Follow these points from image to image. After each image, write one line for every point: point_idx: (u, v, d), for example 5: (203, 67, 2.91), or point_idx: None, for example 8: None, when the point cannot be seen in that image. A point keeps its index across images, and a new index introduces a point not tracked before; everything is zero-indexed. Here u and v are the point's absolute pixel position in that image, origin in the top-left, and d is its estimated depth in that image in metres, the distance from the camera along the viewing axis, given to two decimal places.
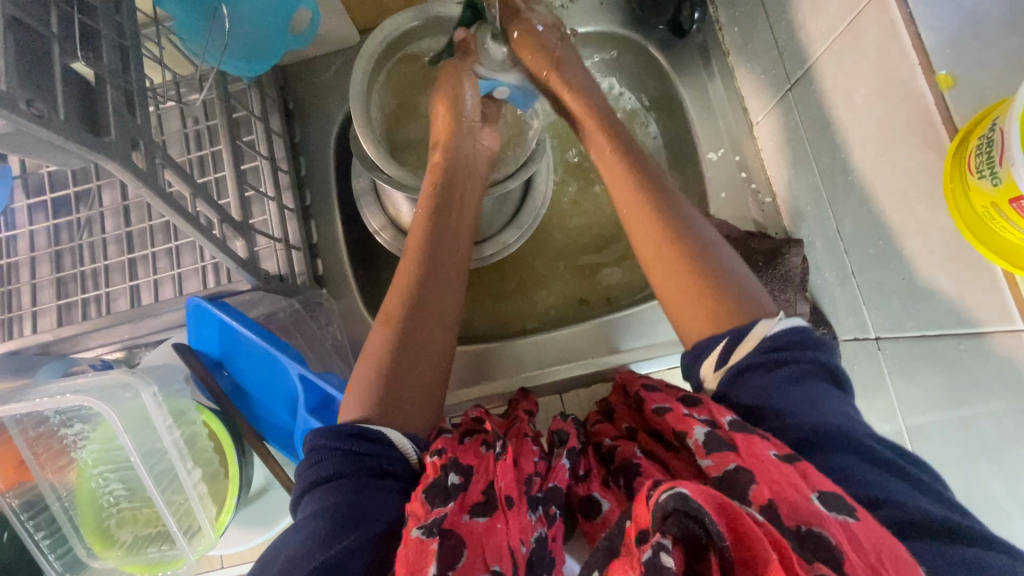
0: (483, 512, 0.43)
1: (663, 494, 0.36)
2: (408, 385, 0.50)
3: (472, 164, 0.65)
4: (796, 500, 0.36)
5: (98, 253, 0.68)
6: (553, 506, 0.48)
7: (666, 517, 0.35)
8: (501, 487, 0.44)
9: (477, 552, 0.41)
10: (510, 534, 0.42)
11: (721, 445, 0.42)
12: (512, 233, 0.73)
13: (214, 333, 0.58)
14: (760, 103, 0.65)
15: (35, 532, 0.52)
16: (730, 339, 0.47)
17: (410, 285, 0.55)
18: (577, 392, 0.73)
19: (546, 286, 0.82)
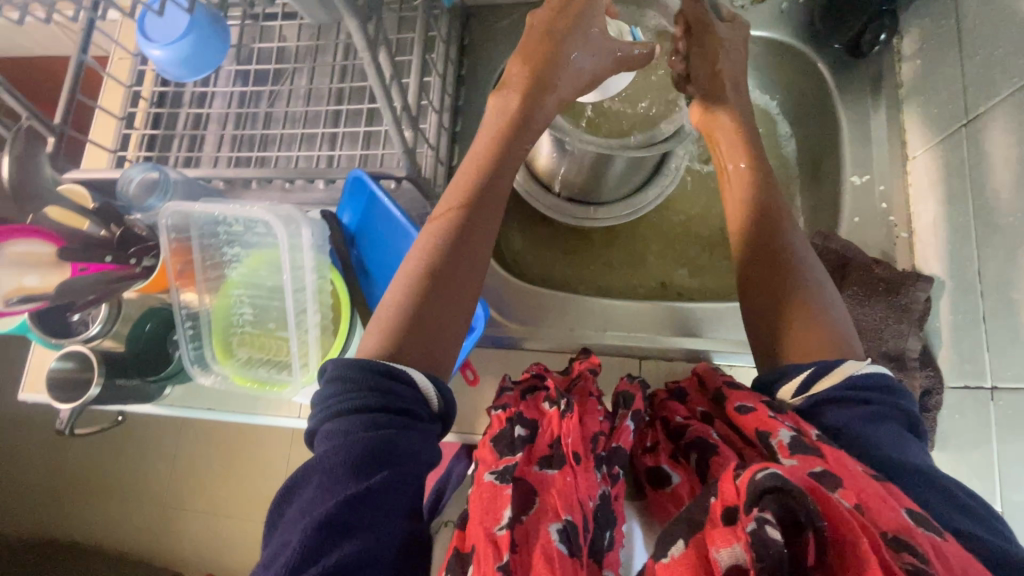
0: (552, 465, 0.51)
1: (759, 474, 0.37)
2: (436, 329, 0.49)
3: (538, 121, 0.61)
4: (886, 510, 0.37)
5: (272, 124, 0.78)
6: (616, 467, 0.54)
7: (763, 495, 0.36)
8: (569, 444, 0.53)
9: (548, 497, 0.47)
10: (579, 488, 0.49)
11: (804, 450, 0.43)
12: (624, 208, 0.77)
13: (360, 203, 0.64)
14: (923, 138, 0.64)
15: (184, 320, 0.62)
16: (814, 371, 0.48)
17: (445, 224, 0.53)
18: (656, 362, 0.70)
19: (643, 266, 0.84)
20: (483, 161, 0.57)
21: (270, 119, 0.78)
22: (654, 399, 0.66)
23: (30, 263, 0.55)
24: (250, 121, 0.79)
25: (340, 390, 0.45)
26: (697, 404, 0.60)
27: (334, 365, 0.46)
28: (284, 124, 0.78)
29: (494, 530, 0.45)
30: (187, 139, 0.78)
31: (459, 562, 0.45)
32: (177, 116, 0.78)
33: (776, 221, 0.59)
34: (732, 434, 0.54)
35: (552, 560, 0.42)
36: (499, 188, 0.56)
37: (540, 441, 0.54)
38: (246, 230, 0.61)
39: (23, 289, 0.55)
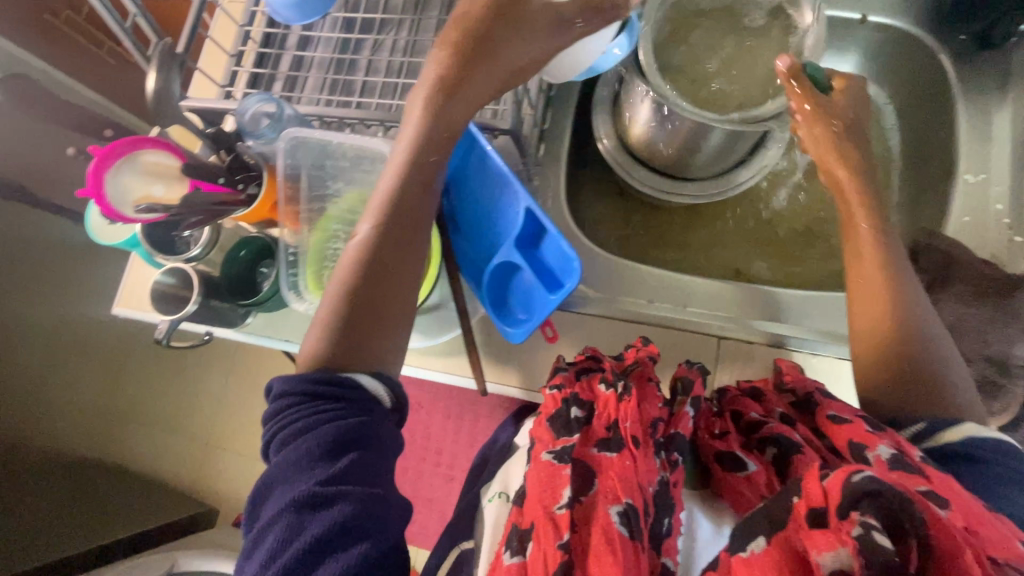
0: (609, 448, 0.52)
1: (857, 476, 0.36)
2: (373, 346, 0.51)
3: (473, 102, 0.57)
4: (997, 539, 0.36)
5: (370, 72, 0.80)
6: (676, 455, 0.53)
7: (859, 498, 0.35)
8: (626, 427, 0.52)
9: (607, 480, 0.49)
10: (637, 471, 0.49)
11: (907, 468, 0.42)
12: (711, 188, 0.76)
13: (461, 152, 0.64)
14: None
15: (287, 248, 0.64)
16: (928, 425, 0.47)
17: (376, 232, 0.54)
18: (737, 343, 0.68)
19: (722, 250, 0.82)
20: (411, 143, 0.56)
21: (368, 68, 0.80)
22: (725, 394, 0.63)
23: (158, 174, 0.59)
24: (349, 69, 0.81)
25: (295, 396, 0.47)
26: (775, 404, 0.57)
27: (281, 385, 0.48)
28: (383, 75, 0.79)
29: (554, 507, 0.48)
30: (287, 81, 0.80)
31: (520, 536, 0.49)
32: (281, 57, 0.80)
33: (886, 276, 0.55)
34: (814, 437, 0.53)
35: (613, 541, 0.44)
36: (418, 180, 0.56)
37: (596, 423, 0.55)
38: (355, 165, 0.64)
39: (150, 197, 0.59)
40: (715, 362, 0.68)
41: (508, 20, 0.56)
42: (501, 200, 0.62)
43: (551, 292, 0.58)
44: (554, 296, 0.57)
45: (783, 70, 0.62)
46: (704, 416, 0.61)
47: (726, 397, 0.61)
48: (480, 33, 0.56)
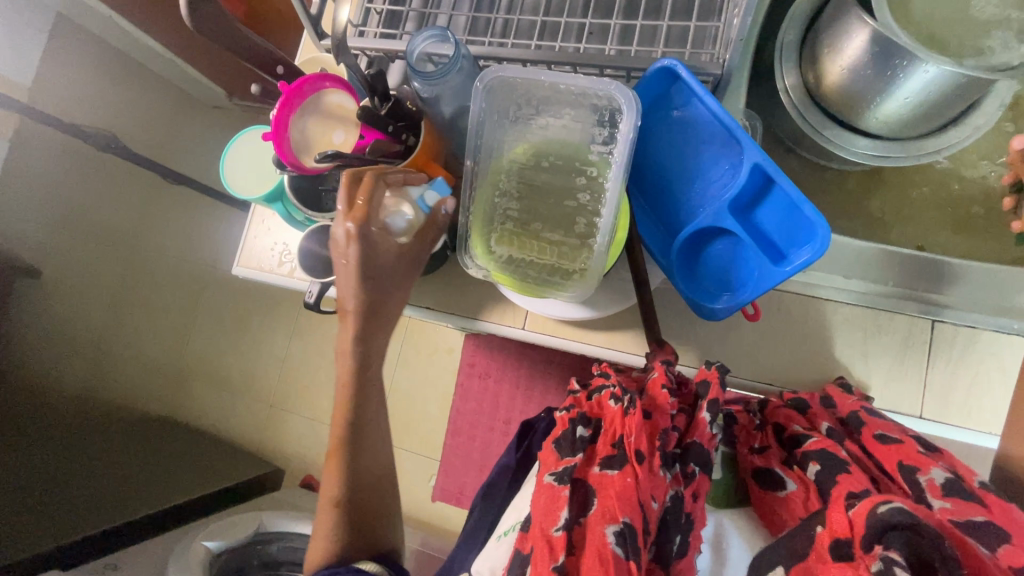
0: (611, 465, 0.52)
1: (883, 507, 0.40)
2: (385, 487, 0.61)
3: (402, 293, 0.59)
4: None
5: (516, 8, 0.70)
6: (693, 466, 0.52)
7: (886, 529, 0.39)
8: (632, 443, 0.51)
9: (605, 498, 0.50)
10: (638, 488, 0.49)
11: (960, 496, 0.44)
12: (907, 151, 0.66)
13: (658, 95, 0.55)
14: None
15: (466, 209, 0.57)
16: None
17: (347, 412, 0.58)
18: (952, 328, 0.60)
19: (901, 221, 0.74)
20: (355, 323, 0.56)
21: (513, 5, 0.71)
22: (768, 404, 0.60)
23: (339, 117, 0.55)
24: (484, 6, 0.71)
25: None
26: (821, 418, 0.55)
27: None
28: (529, 12, 0.69)
29: (552, 530, 0.50)
30: (419, 18, 0.71)
31: (522, 561, 0.51)
32: None
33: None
34: (864, 457, 0.52)
35: (605, 561, 0.46)
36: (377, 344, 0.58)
37: (601, 440, 0.54)
38: (542, 111, 0.57)
39: (331, 146, 0.55)
40: (927, 353, 0.60)
41: (417, 250, 0.57)
42: (704, 156, 0.55)
43: (781, 264, 0.50)
44: (787, 268, 0.50)
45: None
46: (743, 429, 0.59)
47: (766, 408, 0.58)
48: (391, 272, 0.56)
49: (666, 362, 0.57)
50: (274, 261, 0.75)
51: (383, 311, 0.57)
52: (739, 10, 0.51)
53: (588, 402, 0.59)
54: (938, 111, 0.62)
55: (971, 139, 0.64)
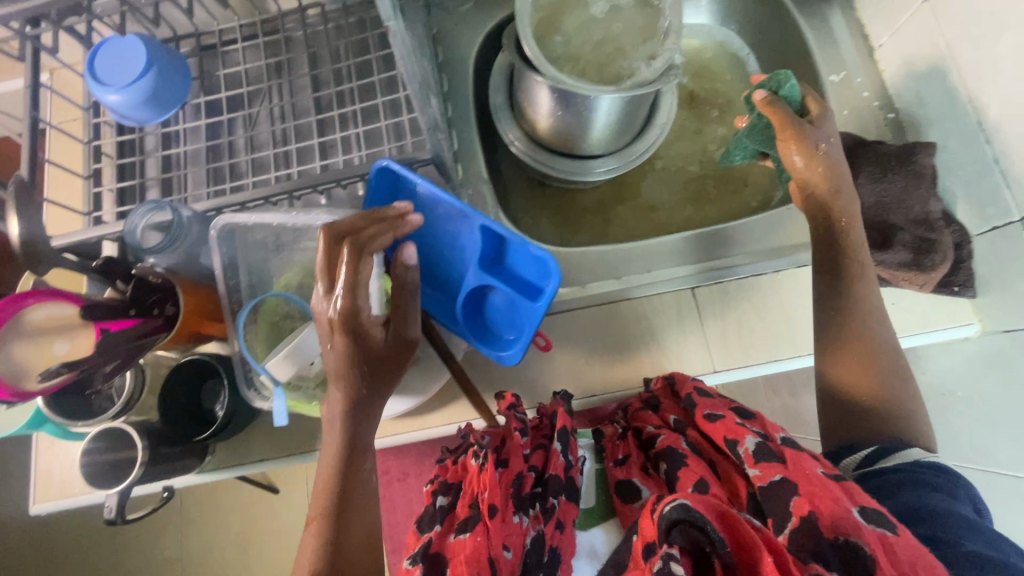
0: (465, 528, 0.51)
1: (667, 506, 0.42)
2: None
3: (392, 375, 0.50)
4: (833, 511, 0.44)
5: (254, 147, 0.73)
6: (551, 499, 0.54)
7: (671, 526, 0.41)
8: (485, 497, 0.52)
9: (457, 565, 0.48)
10: (489, 544, 0.49)
11: (767, 459, 0.50)
12: (629, 155, 0.78)
13: (390, 196, 0.60)
14: (886, 26, 0.70)
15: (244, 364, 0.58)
16: (876, 449, 0.55)
17: (329, 485, 0.48)
18: (709, 288, 0.70)
19: (653, 211, 0.86)
20: (345, 405, 0.48)
21: (249, 146, 0.74)
22: (630, 409, 0.66)
23: (55, 328, 0.51)
24: (218, 152, 0.73)
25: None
26: (669, 412, 0.62)
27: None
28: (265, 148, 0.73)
29: None
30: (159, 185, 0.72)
31: None
32: (141, 163, 0.71)
33: (854, 263, 0.61)
34: (703, 441, 0.59)
35: None
36: (367, 423, 0.49)
37: (460, 504, 0.55)
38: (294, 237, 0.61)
39: (53, 360, 0.51)
40: (699, 315, 0.69)
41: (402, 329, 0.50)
42: (449, 232, 0.60)
43: (536, 299, 0.56)
44: (540, 302, 0.55)
45: (761, 102, 0.63)
46: (608, 441, 0.65)
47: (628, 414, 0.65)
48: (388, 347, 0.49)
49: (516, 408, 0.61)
50: (77, 478, 0.67)
51: (369, 393, 0.49)
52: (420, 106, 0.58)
53: (455, 468, 0.61)
54: (627, 124, 0.75)
55: (662, 135, 0.78)
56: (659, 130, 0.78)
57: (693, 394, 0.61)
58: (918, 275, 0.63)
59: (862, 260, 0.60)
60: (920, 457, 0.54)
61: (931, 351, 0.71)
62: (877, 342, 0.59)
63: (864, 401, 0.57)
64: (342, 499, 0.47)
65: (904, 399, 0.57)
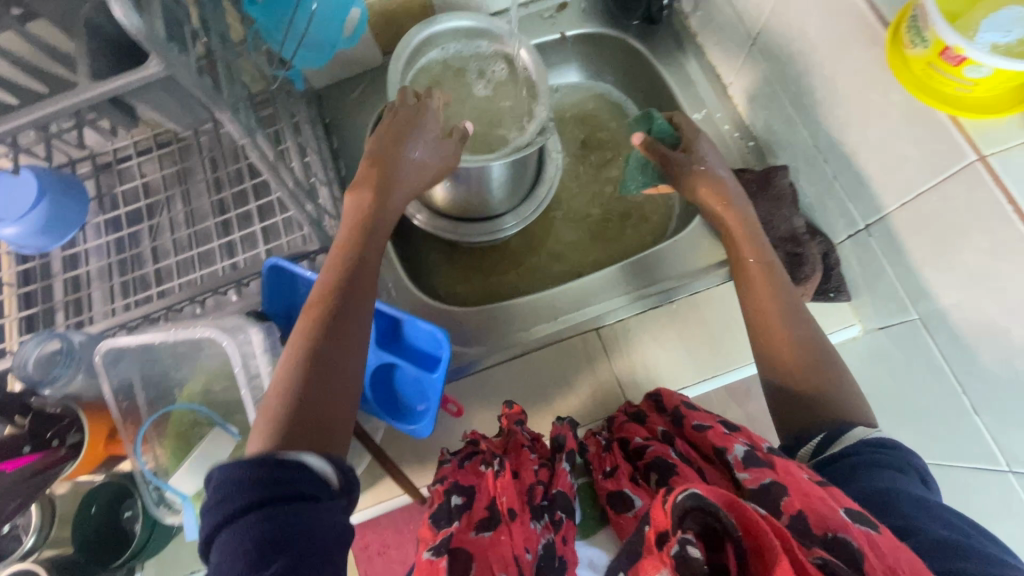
0: (488, 527, 0.48)
1: (680, 494, 0.39)
2: (335, 396, 0.45)
3: (427, 172, 0.62)
4: (822, 510, 0.40)
5: (161, 255, 0.76)
6: (558, 512, 0.51)
7: (684, 514, 0.39)
8: (503, 500, 0.50)
9: (484, 565, 0.45)
10: (513, 544, 0.46)
11: (756, 464, 0.47)
12: (529, 207, 0.84)
13: (288, 291, 0.62)
14: (730, 67, 0.77)
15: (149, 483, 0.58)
16: (826, 437, 0.49)
17: (332, 280, 0.51)
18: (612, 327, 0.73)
19: (563, 256, 0.89)
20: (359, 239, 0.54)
21: (157, 254, 0.76)
22: (615, 422, 0.66)
23: None
24: (130, 264, 0.75)
25: (225, 496, 0.36)
26: (656, 423, 0.61)
27: (217, 470, 0.37)
28: (173, 253, 0.75)
29: None
30: (70, 305, 0.73)
31: None
32: (50, 286, 0.72)
33: (751, 259, 0.63)
34: (690, 449, 0.56)
35: None
36: (371, 253, 0.54)
37: (476, 503, 0.51)
38: (185, 350, 0.58)
39: None
40: (606, 354, 0.72)
41: (451, 155, 0.64)
42: None
43: (434, 369, 0.59)
44: (438, 372, 0.59)
45: (637, 144, 0.74)
46: (595, 454, 0.62)
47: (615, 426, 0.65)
48: (440, 144, 0.63)
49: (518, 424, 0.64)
50: None
51: (376, 228, 0.56)
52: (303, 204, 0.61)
53: (460, 472, 0.57)
54: (518, 181, 0.80)
55: (553, 188, 0.84)
56: (550, 183, 0.83)
57: (681, 406, 0.60)
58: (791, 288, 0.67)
59: (766, 259, 0.62)
60: (866, 436, 0.48)
61: None
62: (797, 336, 0.57)
63: (800, 394, 0.54)
64: (331, 319, 0.48)
65: (838, 395, 0.53)
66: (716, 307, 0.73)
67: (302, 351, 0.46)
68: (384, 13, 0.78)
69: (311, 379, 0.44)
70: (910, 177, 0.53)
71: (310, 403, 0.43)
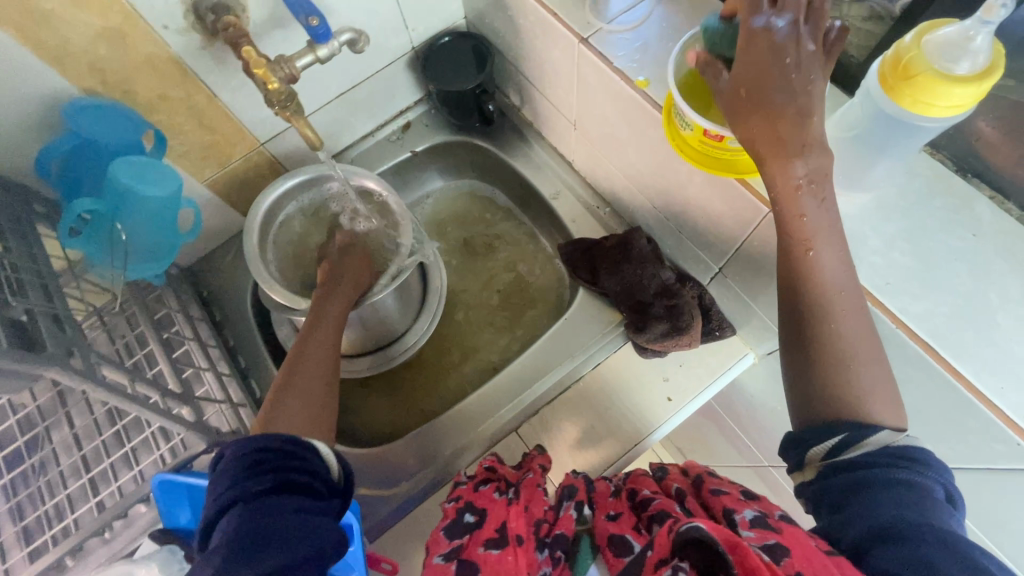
0: (496, 544, 0.48)
1: (683, 525, 0.44)
2: (324, 415, 0.56)
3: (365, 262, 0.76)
4: (822, 573, 0.37)
5: (57, 487, 0.68)
6: (559, 549, 0.50)
7: (685, 543, 0.43)
8: (512, 526, 0.50)
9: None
10: (517, 568, 0.46)
11: (762, 525, 0.45)
12: (425, 320, 0.84)
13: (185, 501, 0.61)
14: (568, 147, 0.82)
15: None
16: (843, 438, 0.43)
17: (304, 339, 0.62)
18: (531, 422, 0.73)
19: (475, 351, 0.87)
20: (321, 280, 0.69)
21: (52, 488, 0.68)
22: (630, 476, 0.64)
23: None
24: (34, 501, 0.67)
25: (242, 465, 0.42)
26: (672, 481, 0.60)
27: (235, 444, 0.43)
28: (66, 484, 0.68)
29: None
30: None
31: None
32: None
33: (804, 241, 0.44)
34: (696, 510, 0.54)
35: None
36: (331, 313, 0.65)
37: (487, 524, 0.51)
38: None
39: None
40: (532, 451, 0.72)
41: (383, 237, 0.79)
42: None
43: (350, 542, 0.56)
44: (354, 544, 0.56)
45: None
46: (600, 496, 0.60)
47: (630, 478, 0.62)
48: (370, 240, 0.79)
49: (541, 466, 0.64)
50: None
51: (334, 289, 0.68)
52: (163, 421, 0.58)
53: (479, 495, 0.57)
54: (406, 300, 0.81)
55: (443, 297, 0.85)
56: (437, 293, 0.84)
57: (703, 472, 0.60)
58: (677, 343, 0.70)
59: (805, 241, 0.44)
60: (889, 441, 0.42)
61: (743, 378, 0.78)
62: (845, 336, 0.44)
63: (828, 399, 0.44)
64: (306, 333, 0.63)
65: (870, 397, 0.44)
66: (621, 373, 0.74)
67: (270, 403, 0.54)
68: (234, 182, 0.78)
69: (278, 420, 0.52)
70: (734, 227, 0.57)
71: (295, 393, 0.55)
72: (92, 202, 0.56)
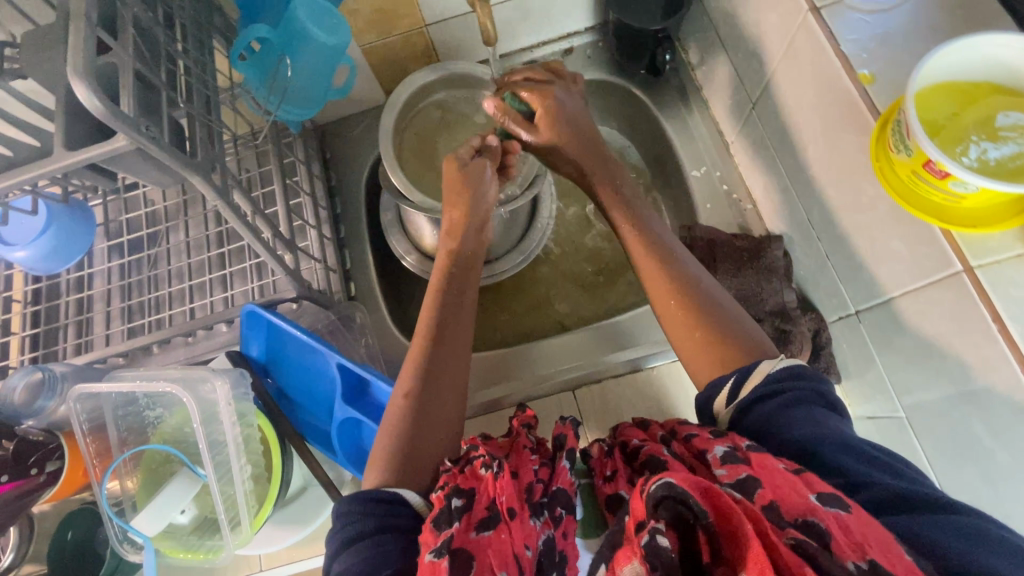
0: (487, 526, 0.40)
1: (652, 484, 0.33)
2: (431, 451, 0.49)
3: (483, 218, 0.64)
4: (796, 501, 0.33)
5: (162, 283, 0.74)
6: (559, 508, 0.45)
7: (657, 504, 0.33)
8: (502, 500, 0.41)
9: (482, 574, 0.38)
10: (512, 544, 0.40)
11: (732, 458, 0.38)
12: (515, 257, 0.81)
13: (263, 334, 0.66)
14: (731, 126, 0.75)
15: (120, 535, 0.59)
16: (737, 378, 0.45)
17: (420, 357, 0.53)
18: (590, 389, 0.71)
19: (553, 303, 0.85)
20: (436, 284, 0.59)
21: (157, 282, 0.74)
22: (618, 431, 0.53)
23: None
24: (141, 288, 0.74)
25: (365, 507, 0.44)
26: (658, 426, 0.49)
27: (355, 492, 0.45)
28: (168, 283, 0.75)
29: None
30: (77, 326, 0.71)
31: None
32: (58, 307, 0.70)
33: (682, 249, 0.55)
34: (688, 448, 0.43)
35: None
36: (455, 323, 0.56)
37: (476, 505, 0.41)
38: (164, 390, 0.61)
39: None
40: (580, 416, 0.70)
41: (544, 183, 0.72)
42: (317, 356, 0.66)
43: None
44: None
45: None
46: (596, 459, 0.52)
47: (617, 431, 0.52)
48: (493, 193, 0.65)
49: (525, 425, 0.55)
50: None
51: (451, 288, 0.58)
52: (272, 261, 0.60)
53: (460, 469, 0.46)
54: (506, 233, 0.80)
55: (543, 241, 0.82)
56: (541, 237, 0.82)
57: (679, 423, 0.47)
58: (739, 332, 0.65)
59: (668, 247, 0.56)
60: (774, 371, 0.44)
61: None
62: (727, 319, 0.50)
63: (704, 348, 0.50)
64: (428, 349, 0.54)
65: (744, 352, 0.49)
66: None
67: (388, 446, 0.49)
68: (389, 56, 0.77)
69: (405, 414, 0.50)
70: (899, 273, 0.50)
71: (410, 436, 0.49)
72: (267, 30, 0.56)
